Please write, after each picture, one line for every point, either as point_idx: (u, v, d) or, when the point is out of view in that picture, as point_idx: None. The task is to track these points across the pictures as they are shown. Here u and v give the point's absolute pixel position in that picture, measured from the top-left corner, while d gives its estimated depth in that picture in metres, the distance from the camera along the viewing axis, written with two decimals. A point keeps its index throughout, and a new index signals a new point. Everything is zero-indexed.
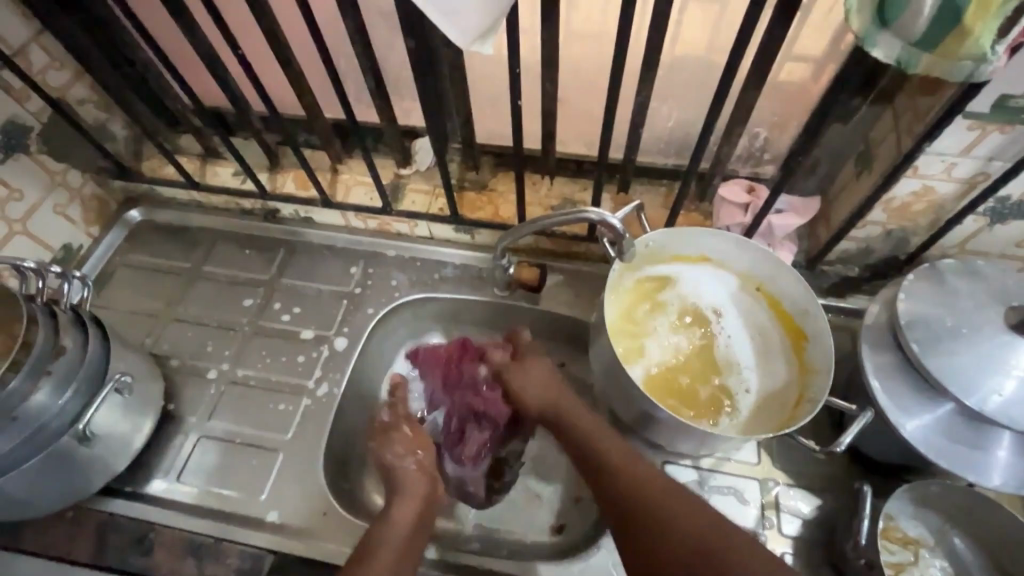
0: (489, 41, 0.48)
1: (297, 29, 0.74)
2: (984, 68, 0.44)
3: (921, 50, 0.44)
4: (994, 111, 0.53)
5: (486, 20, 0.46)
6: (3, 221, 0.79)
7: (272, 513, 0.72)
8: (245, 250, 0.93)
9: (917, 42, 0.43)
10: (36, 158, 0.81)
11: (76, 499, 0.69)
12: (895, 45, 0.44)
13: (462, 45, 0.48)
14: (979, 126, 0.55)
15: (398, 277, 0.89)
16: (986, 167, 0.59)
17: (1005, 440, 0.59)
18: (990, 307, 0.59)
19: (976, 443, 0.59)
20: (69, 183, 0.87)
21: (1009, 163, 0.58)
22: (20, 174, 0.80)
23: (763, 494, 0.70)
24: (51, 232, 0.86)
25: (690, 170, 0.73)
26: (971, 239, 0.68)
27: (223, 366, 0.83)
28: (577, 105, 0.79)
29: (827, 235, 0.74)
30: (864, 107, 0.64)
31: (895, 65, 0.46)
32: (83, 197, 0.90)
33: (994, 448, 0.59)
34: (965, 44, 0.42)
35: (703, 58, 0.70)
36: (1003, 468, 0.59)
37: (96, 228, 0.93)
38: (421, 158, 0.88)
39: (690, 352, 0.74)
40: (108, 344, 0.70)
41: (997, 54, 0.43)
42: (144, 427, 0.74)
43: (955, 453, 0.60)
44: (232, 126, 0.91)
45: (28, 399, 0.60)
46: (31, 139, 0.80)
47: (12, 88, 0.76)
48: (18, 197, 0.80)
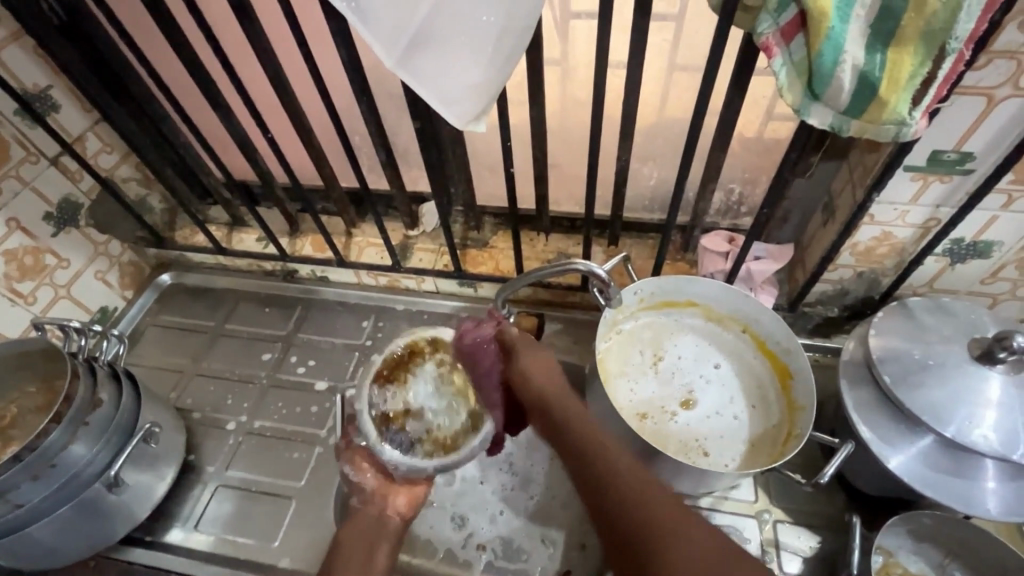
0: (482, 122, 0.56)
1: (319, 112, 0.85)
2: (907, 130, 0.51)
3: (850, 117, 0.51)
4: (930, 164, 0.60)
5: (478, 106, 0.55)
6: (51, 286, 0.87)
7: (284, 559, 0.75)
8: (265, 308, 1.00)
9: (845, 111, 0.51)
10: (84, 231, 0.91)
11: (99, 548, 0.73)
12: (827, 114, 0.52)
13: (459, 125, 0.56)
14: (920, 177, 0.62)
15: (406, 330, 0.95)
16: (936, 213, 0.65)
17: (988, 470, 0.61)
18: (955, 340, 0.63)
19: (960, 472, 0.61)
20: (110, 252, 0.96)
21: (956, 209, 0.64)
22: (69, 245, 0.89)
23: (761, 531, 0.71)
24: (91, 296, 0.94)
25: (671, 224, 0.80)
26: (938, 279, 0.73)
27: (241, 418, 0.88)
28: (567, 168, 0.88)
29: (804, 278, 0.79)
30: (820, 163, 0.72)
31: (831, 130, 0.53)
32: (121, 263, 0.98)
33: (978, 477, 0.61)
34: (886, 111, 0.50)
35: (676, 127, 0.80)
36: (989, 497, 0.60)
37: (130, 291, 1.01)
38: (428, 220, 0.96)
39: (682, 391, 0.78)
40: (139, 396, 0.75)
41: (916, 119, 0.50)
42: (167, 477, 0.78)
43: (941, 484, 0.61)
44: (258, 197, 1.01)
45: (67, 448, 0.66)
46: (81, 214, 0.90)
47: (69, 171, 0.86)
48: (65, 265, 0.89)
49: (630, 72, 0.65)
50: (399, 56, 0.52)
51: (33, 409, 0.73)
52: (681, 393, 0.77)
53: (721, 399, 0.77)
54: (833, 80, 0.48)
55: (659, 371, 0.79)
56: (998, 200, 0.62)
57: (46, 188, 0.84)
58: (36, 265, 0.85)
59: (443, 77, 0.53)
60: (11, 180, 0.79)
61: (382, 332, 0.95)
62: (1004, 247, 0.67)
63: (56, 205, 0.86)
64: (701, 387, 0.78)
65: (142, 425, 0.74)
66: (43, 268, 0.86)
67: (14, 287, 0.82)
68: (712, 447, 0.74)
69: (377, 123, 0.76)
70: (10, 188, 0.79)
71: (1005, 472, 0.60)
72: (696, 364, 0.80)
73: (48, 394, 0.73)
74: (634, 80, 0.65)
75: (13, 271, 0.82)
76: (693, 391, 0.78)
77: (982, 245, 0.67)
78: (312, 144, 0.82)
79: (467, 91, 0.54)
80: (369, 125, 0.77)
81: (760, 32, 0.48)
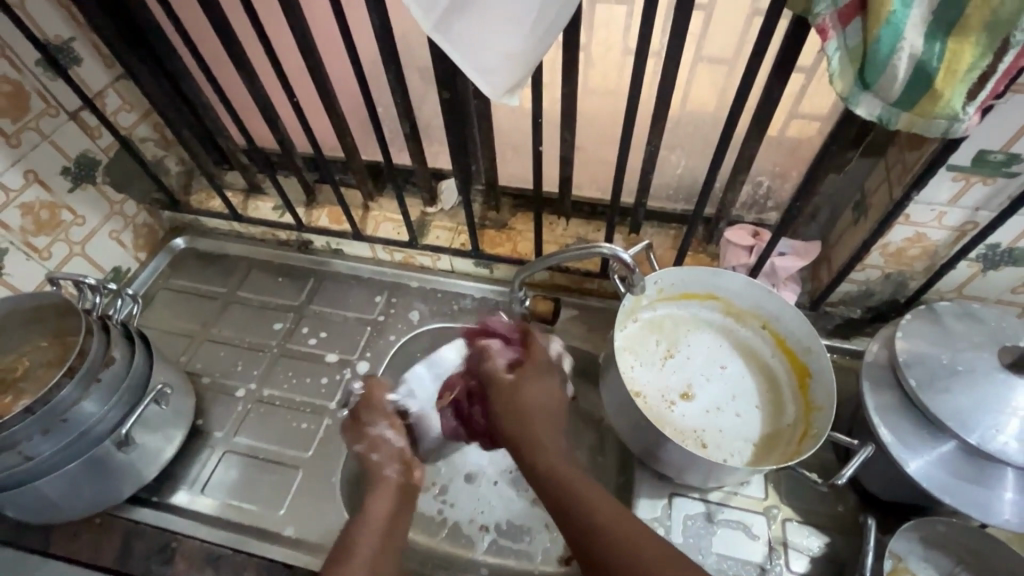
0: (515, 95, 0.55)
1: (345, 80, 0.83)
2: (958, 126, 0.49)
3: (900, 109, 0.49)
4: (975, 164, 0.58)
5: (514, 78, 0.53)
6: (66, 243, 0.86)
7: (289, 527, 0.75)
8: (278, 277, 0.99)
9: (895, 102, 0.49)
10: (100, 188, 0.90)
11: (106, 505, 0.73)
12: (876, 105, 0.50)
13: (494, 97, 0.55)
14: (963, 177, 0.60)
15: (419, 307, 0.94)
16: (974, 217, 0.64)
17: (1009, 479, 0.59)
18: (986, 347, 0.62)
19: (980, 480, 0.60)
20: (125, 212, 0.95)
21: (996, 213, 0.62)
22: (85, 202, 0.88)
23: (770, 529, 0.71)
24: (105, 255, 0.93)
25: (698, 214, 0.78)
26: (968, 285, 0.72)
27: (250, 385, 0.87)
28: (593, 153, 0.86)
29: (829, 277, 0.78)
30: (856, 159, 0.70)
31: (878, 122, 0.52)
32: (136, 224, 0.98)
33: (997, 486, 0.60)
34: (939, 104, 0.48)
35: (708, 116, 0.78)
36: (1008, 506, 0.59)
37: (143, 253, 1.01)
38: (447, 197, 0.95)
39: (697, 384, 0.77)
40: (151, 358, 0.75)
41: (969, 115, 0.48)
42: (175, 439, 0.78)
43: (959, 490, 0.60)
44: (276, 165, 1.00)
45: (78, 405, 0.65)
46: (98, 171, 0.89)
47: (88, 126, 0.85)
48: (81, 222, 0.88)
49: (669, 53, 0.63)
50: (437, 19, 0.50)
51: (45, 364, 0.73)
52: (695, 384, 0.77)
53: (729, 397, 0.76)
54: (887, 68, 0.46)
55: (668, 361, 0.79)
56: None
57: (64, 143, 0.83)
58: (51, 220, 0.84)
59: (482, 47, 0.51)
60: (30, 132, 0.78)
61: (395, 307, 0.95)
62: None
63: (74, 160, 0.85)
64: (708, 381, 0.77)
65: (152, 387, 0.73)
66: (59, 223, 0.85)
67: (29, 242, 0.82)
68: (715, 441, 0.73)
69: (403, 93, 0.75)
70: (29, 140, 0.78)
71: None
72: (708, 360, 0.79)
73: (61, 350, 0.73)
74: (671, 62, 0.63)
75: (29, 225, 0.81)
76: (700, 385, 0.77)
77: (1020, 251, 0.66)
78: (334, 111, 0.80)
79: (505, 61, 0.52)
80: (395, 95, 0.75)
81: (816, 13, 0.46)
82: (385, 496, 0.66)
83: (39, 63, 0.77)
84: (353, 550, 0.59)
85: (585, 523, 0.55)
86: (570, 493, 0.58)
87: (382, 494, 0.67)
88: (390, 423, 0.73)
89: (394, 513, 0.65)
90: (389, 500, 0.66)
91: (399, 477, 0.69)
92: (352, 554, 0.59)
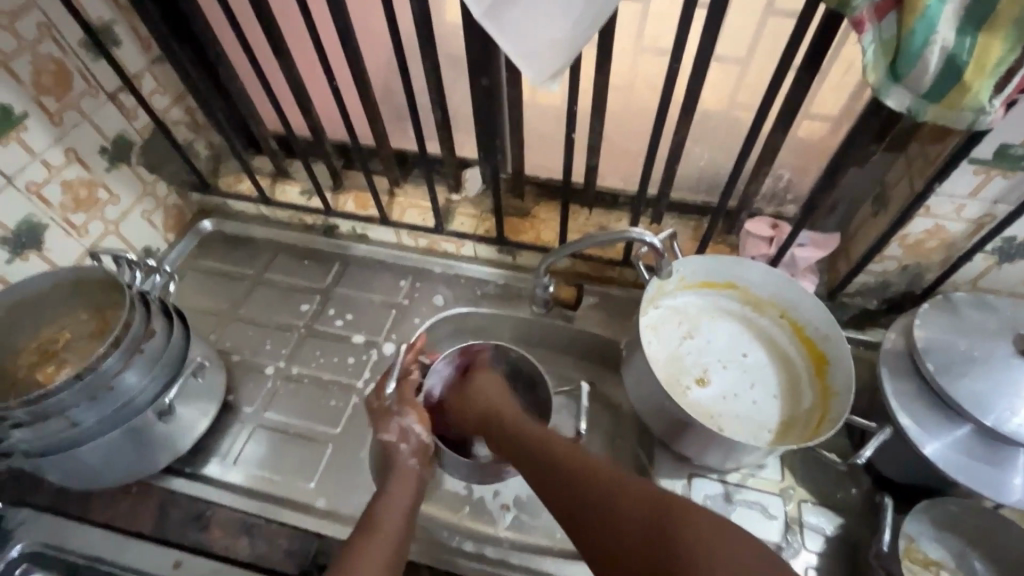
0: (556, 82, 0.57)
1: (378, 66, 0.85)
2: (984, 118, 0.51)
3: (929, 102, 0.51)
4: (996, 158, 0.61)
5: (556, 65, 0.55)
6: (101, 221, 0.89)
7: (319, 499, 0.77)
8: (304, 261, 1.01)
9: (924, 94, 0.51)
10: (135, 169, 0.92)
11: (142, 474, 0.75)
12: (905, 97, 0.52)
13: (536, 82, 0.57)
14: (983, 171, 0.62)
15: (443, 291, 0.96)
16: (992, 210, 0.66)
17: (1021, 461, 0.62)
18: (1002, 335, 0.64)
19: (993, 462, 0.62)
20: (157, 193, 0.97)
21: (1014, 206, 0.64)
22: (120, 182, 0.90)
23: (787, 509, 0.73)
24: (137, 234, 0.95)
25: (721, 205, 0.80)
26: (983, 277, 0.74)
27: (279, 363, 0.90)
28: (618, 144, 0.89)
29: (846, 268, 0.80)
30: (879, 153, 0.72)
31: (906, 114, 0.54)
32: (166, 205, 1.00)
33: (1009, 468, 0.62)
34: (966, 97, 0.50)
35: (733, 110, 0.80)
36: (1019, 488, 0.62)
37: (172, 234, 1.03)
38: (471, 185, 0.97)
39: (715, 368, 0.79)
40: (188, 333, 0.77)
41: (995, 107, 0.51)
42: (209, 413, 0.80)
43: (973, 472, 0.63)
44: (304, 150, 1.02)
45: (122, 375, 0.67)
46: (133, 152, 0.91)
47: (126, 108, 0.87)
48: (115, 201, 0.90)
49: (702, 45, 0.65)
50: (487, 5, 0.52)
51: (89, 335, 0.75)
52: (712, 369, 0.79)
53: (742, 384, 0.79)
54: (919, 61, 0.48)
55: (686, 345, 0.81)
56: None
57: (103, 123, 0.85)
58: (89, 198, 0.86)
59: (528, 35, 0.53)
60: (72, 112, 0.80)
61: (419, 292, 0.97)
62: None
63: (111, 140, 0.87)
64: (723, 365, 0.80)
65: (189, 361, 0.75)
66: (96, 202, 0.87)
67: (68, 219, 0.84)
68: (726, 423, 0.75)
69: (438, 80, 0.76)
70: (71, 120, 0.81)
71: None
72: (727, 346, 0.82)
73: (103, 322, 0.75)
74: (703, 54, 0.65)
75: (67, 202, 0.83)
76: (715, 370, 0.79)
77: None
78: (368, 96, 0.82)
79: (549, 48, 0.54)
80: (430, 82, 0.77)
81: (853, 7, 0.48)
82: (405, 478, 0.70)
83: (83, 43, 0.79)
84: (377, 525, 0.64)
85: (590, 513, 0.56)
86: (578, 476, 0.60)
87: (402, 477, 0.70)
88: (416, 415, 0.74)
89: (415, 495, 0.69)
90: (410, 482, 0.70)
91: (417, 465, 0.72)
92: (378, 528, 0.64)
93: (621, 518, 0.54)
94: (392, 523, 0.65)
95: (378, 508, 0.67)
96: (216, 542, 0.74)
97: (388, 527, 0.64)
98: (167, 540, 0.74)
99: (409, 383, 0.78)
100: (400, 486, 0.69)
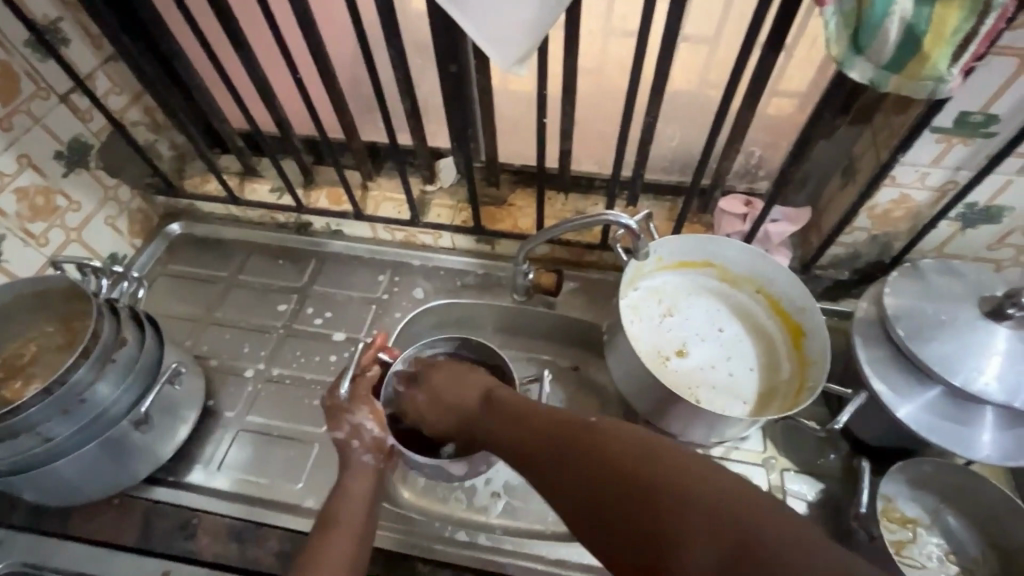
0: (524, 65, 0.56)
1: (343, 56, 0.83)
2: (943, 87, 0.52)
3: (890, 72, 0.52)
4: (957, 125, 0.62)
5: (524, 48, 0.55)
6: (61, 229, 0.85)
7: (307, 500, 0.76)
8: (278, 260, 0.99)
9: (886, 65, 0.52)
10: (93, 173, 0.88)
11: (123, 487, 0.73)
12: (868, 68, 0.53)
13: (504, 66, 0.56)
14: (945, 139, 0.64)
15: (423, 284, 0.96)
16: (954, 177, 0.68)
17: (989, 418, 0.64)
18: (968, 298, 0.66)
19: (963, 420, 0.65)
20: (119, 197, 0.94)
21: (974, 172, 0.66)
22: (80, 188, 0.87)
23: (769, 478, 0.75)
24: (100, 241, 0.92)
25: (695, 185, 0.81)
26: (948, 243, 0.76)
27: (259, 366, 0.88)
28: (591, 127, 0.88)
29: (819, 241, 0.82)
30: (845, 126, 0.73)
31: (869, 85, 0.54)
32: (130, 210, 0.96)
33: (977, 424, 0.64)
34: (926, 66, 0.51)
35: (702, 89, 0.80)
36: (988, 443, 0.64)
37: (139, 239, 1.00)
38: (445, 176, 0.96)
39: (695, 345, 0.81)
40: (161, 339, 0.75)
41: (953, 75, 0.52)
42: (189, 420, 0.78)
43: (944, 431, 0.65)
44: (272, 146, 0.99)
45: (93, 387, 0.65)
46: (91, 156, 0.87)
47: (79, 109, 0.83)
48: (75, 208, 0.87)
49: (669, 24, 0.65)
50: None
51: (56, 349, 0.73)
52: (692, 346, 0.80)
53: (720, 358, 0.80)
54: (880, 32, 0.49)
55: (665, 323, 0.82)
56: (1016, 164, 0.64)
57: (56, 126, 0.81)
58: (47, 206, 0.83)
59: (494, 20, 0.53)
60: (21, 116, 0.76)
61: (398, 286, 0.96)
62: (1014, 212, 0.70)
63: (66, 144, 0.83)
64: (702, 340, 0.81)
65: (163, 370, 0.73)
66: (54, 209, 0.84)
67: (25, 229, 0.80)
68: (704, 397, 0.77)
69: (404, 69, 0.75)
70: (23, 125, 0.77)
71: (1004, 421, 0.64)
72: (706, 322, 0.83)
73: (70, 335, 0.73)
74: (671, 32, 0.65)
75: (22, 212, 0.80)
76: (693, 346, 0.81)
77: (996, 209, 0.70)
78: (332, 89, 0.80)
79: (516, 31, 0.53)
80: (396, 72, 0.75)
81: None
82: (361, 476, 0.68)
83: (28, 43, 0.75)
84: (336, 522, 0.63)
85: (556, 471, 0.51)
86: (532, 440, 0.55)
87: (359, 474, 0.68)
88: (368, 411, 0.70)
89: (374, 491, 0.68)
90: (367, 480, 0.68)
91: (377, 464, 0.69)
92: (336, 523, 0.63)
93: (574, 480, 0.49)
94: (346, 525, 0.63)
95: (333, 507, 0.65)
96: (205, 550, 0.73)
97: (342, 530, 0.63)
98: (154, 551, 0.73)
99: (364, 381, 0.74)
100: (360, 486, 0.67)
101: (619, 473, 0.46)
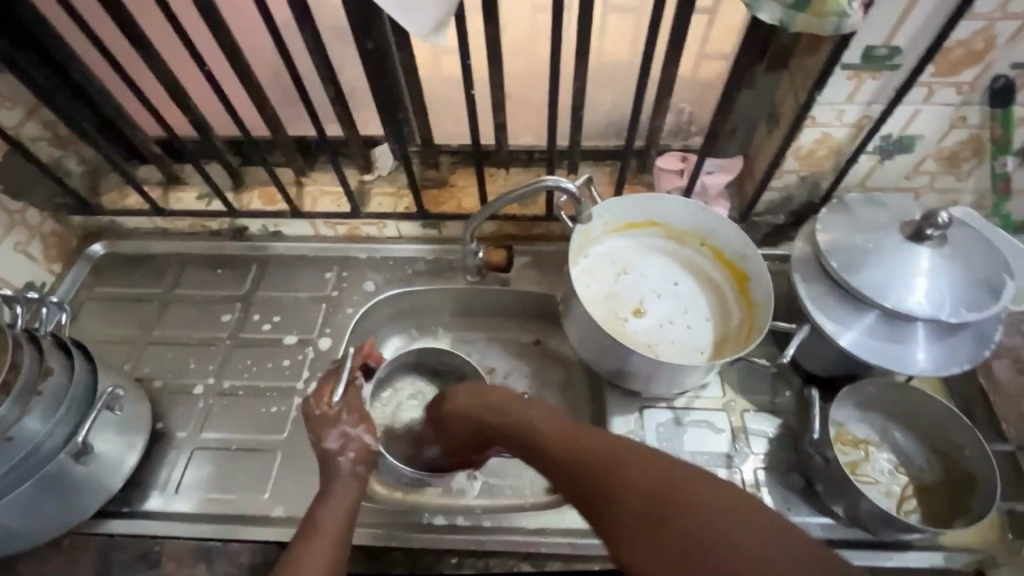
0: (441, 33, 0.55)
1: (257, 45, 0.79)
2: (847, 21, 0.54)
3: (797, 11, 0.54)
4: (864, 60, 0.65)
5: (438, 15, 0.53)
6: None
7: (276, 508, 0.74)
8: (216, 269, 0.94)
9: (792, 4, 0.53)
10: None
11: (72, 525, 0.69)
12: (776, 8, 0.54)
13: (419, 36, 0.54)
14: (855, 75, 0.67)
15: (373, 276, 0.93)
16: (868, 111, 0.71)
17: (921, 334, 0.68)
18: (891, 225, 0.70)
19: (899, 339, 0.69)
20: (28, 221, 0.87)
21: (885, 105, 0.70)
22: None
23: (732, 420, 0.78)
24: (13, 270, 0.85)
25: (631, 146, 0.82)
26: (870, 176, 0.80)
27: (208, 380, 0.84)
28: (522, 99, 0.88)
29: (753, 188, 0.85)
30: (765, 73, 0.75)
31: (779, 26, 0.56)
32: (43, 234, 0.90)
33: (911, 341, 0.68)
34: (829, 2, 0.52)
35: (626, 51, 0.81)
36: (924, 357, 0.68)
37: (58, 264, 0.93)
38: (383, 162, 0.93)
39: (649, 303, 0.82)
40: (94, 365, 0.70)
41: (855, 9, 0.54)
42: (137, 445, 0.74)
43: (884, 352, 0.69)
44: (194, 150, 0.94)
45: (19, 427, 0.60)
46: None
47: None
48: None
49: None
50: None
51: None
52: (648, 305, 0.82)
53: (678, 312, 0.82)
54: None
55: (621, 283, 0.84)
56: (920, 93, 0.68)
57: None
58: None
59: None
60: None
61: (348, 281, 0.93)
62: (924, 140, 0.74)
63: None
64: (658, 296, 0.83)
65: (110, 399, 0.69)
66: None
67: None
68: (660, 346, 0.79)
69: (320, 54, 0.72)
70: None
71: (935, 335, 0.69)
72: (657, 280, 0.84)
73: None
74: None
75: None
76: (652, 302, 0.82)
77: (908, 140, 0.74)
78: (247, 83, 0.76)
79: None
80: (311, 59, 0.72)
81: None
82: (348, 482, 0.67)
83: None
84: (315, 533, 0.61)
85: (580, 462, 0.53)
86: (565, 464, 0.54)
87: (346, 480, 0.67)
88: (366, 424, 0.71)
89: (357, 498, 0.67)
90: (353, 485, 0.67)
91: (357, 466, 0.68)
92: (313, 538, 0.61)
93: (575, 462, 0.53)
94: (323, 535, 0.61)
95: (314, 515, 0.64)
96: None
97: (320, 540, 0.61)
98: None
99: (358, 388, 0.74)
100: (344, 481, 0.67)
101: (630, 498, 0.46)
